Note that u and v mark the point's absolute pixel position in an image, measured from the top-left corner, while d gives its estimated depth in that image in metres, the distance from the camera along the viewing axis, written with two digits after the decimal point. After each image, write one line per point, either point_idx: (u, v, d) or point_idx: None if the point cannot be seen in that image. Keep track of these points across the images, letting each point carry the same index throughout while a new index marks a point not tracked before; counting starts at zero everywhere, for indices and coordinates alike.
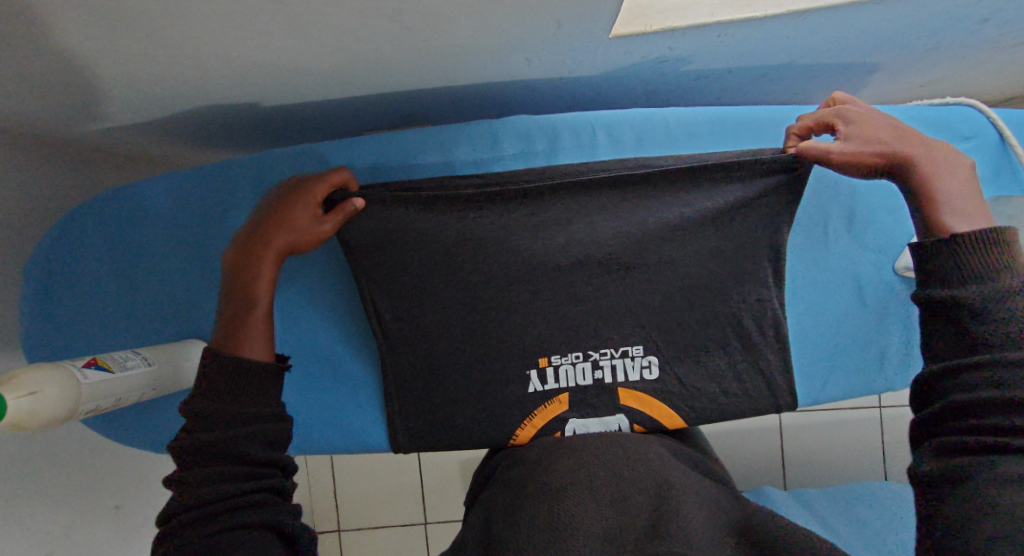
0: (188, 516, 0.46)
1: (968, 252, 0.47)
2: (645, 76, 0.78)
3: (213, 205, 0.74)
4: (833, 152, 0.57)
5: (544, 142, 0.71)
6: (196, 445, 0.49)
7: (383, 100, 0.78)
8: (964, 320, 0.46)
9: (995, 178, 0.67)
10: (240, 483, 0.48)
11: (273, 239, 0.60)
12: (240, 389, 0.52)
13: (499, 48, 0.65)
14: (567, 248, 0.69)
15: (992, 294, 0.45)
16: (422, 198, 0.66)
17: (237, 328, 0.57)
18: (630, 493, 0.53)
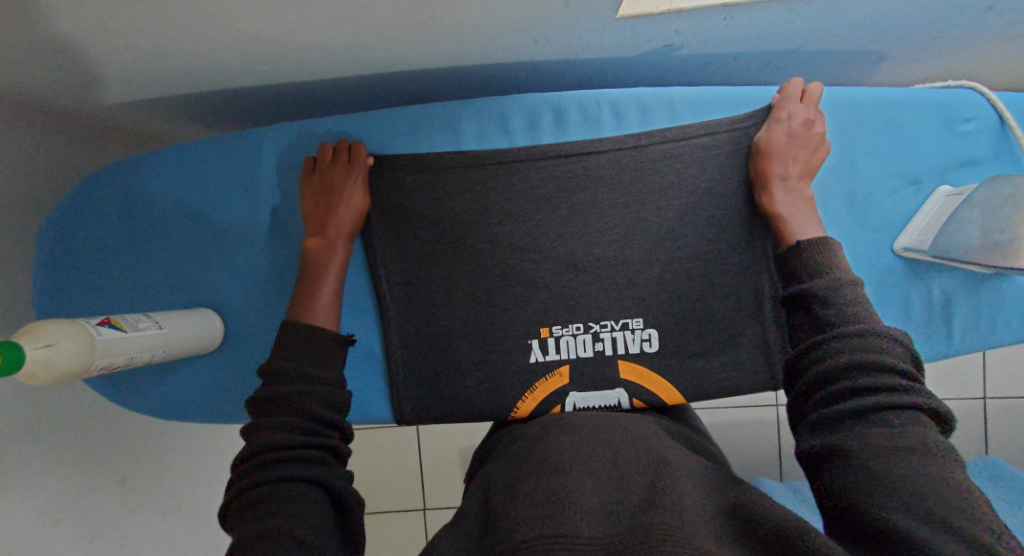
0: (256, 459, 0.50)
1: (811, 255, 0.57)
2: (650, 60, 0.79)
3: (222, 176, 0.75)
4: (780, 140, 0.66)
5: (551, 117, 0.72)
6: (273, 394, 0.54)
7: (390, 79, 0.79)
8: (814, 306, 0.53)
9: (997, 160, 0.67)
10: (303, 438, 0.52)
11: (337, 220, 0.69)
12: (313, 354, 0.58)
13: (508, 29, 0.66)
14: (568, 220, 0.72)
15: (831, 284, 0.53)
16: (427, 168, 0.72)
17: (308, 302, 0.64)
18: (629, 472, 0.53)
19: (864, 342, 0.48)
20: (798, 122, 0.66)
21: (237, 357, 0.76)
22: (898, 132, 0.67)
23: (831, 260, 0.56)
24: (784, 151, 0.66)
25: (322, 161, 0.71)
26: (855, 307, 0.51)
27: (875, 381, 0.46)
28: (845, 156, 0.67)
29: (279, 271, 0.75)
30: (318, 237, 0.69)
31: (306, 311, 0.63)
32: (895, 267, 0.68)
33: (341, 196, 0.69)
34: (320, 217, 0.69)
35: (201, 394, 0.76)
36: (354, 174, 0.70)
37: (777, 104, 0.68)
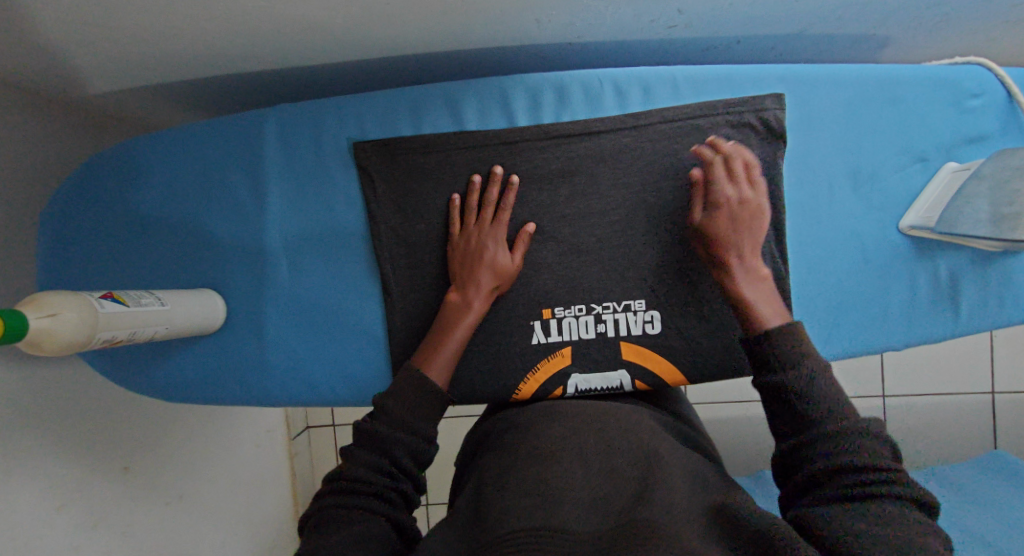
0: (342, 483, 0.53)
1: (786, 339, 0.54)
2: (653, 44, 0.79)
3: (223, 158, 0.75)
4: (721, 228, 0.65)
5: (552, 97, 0.71)
6: (368, 429, 0.54)
7: (390, 63, 0.79)
8: (792, 400, 0.50)
9: (1004, 137, 0.66)
10: (381, 479, 0.52)
11: (478, 275, 0.68)
12: (413, 405, 0.57)
13: (509, 9, 0.65)
14: (569, 200, 0.71)
15: (811, 376, 0.50)
16: (432, 148, 0.72)
17: (433, 350, 0.65)
18: (619, 465, 0.49)
19: (852, 439, 0.47)
20: (742, 195, 0.65)
21: (239, 340, 0.76)
22: (905, 109, 0.66)
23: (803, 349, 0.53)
24: (732, 234, 0.64)
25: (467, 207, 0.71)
26: (833, 397, 0.50)
27: (861, 478, 0.45)
28: (851, 134, 0.67)
29: (280, 254, 0.75)
30: (458, 291, 0.69)
31: (428, 357, 0.64)
32: (901, 245, 0.67)
33: (478, 250, 0.69)
34: (461, 269, 0.69)
35: (203, 376, 0.76)
36: (501, 229, 0.70)
37: (719, 174, 0.66)
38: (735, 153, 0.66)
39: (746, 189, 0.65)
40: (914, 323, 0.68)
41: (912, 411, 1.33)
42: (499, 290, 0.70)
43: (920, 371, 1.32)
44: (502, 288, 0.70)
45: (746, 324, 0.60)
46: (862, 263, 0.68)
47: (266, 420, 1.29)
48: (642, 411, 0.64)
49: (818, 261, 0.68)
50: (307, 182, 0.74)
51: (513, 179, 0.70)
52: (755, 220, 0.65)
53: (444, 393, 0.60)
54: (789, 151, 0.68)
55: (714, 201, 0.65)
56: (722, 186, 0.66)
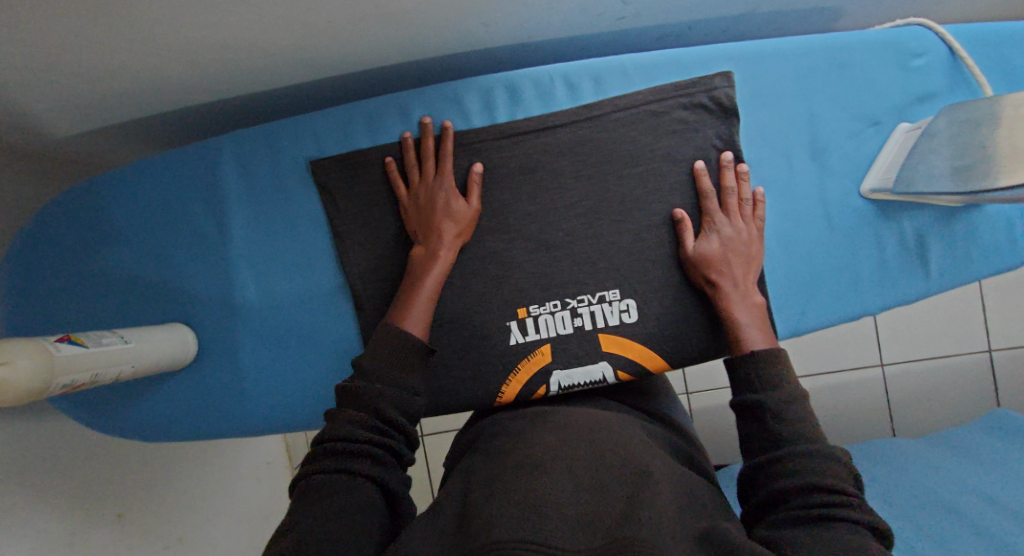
0: (331, 445, 0.51)
1: (766, 366, 0.57)
2: (606, 38, 0.79)
3: (184, 190, 0.74)
4: (715, 253, 0.65)
5: (504, 97, 0.71)
6: (353, 388, 0.53)
7: (346, 81, 0.79)
8: (767, 419, 0.52)
9: (952, 92, 0.65)
10: (371, 435, 0.51)
11: (438, 225, 0.67)
12: (390, 357, 0.56)
13: (452, 15, 0.65)
14: (533, 198, 0.71)
15: (787, 398, 0.53)
16: (392, 158, 0.71)
17: (402, 306, 0.63)
18: (610, 481, 0.48)
19: (816, 461, 0.47)
20: (736, 227, 0.66)
21: (217, 370, 0.75)
22: (849, 76, 0.66)
23: (775, 374, 0.56)
24: (723, 264, 0.65)
25: (410, 162, 0.70)
26: (804, 424, 0.51)
27: (827, 494, 0.45)
28: (801, 105, 0.67)
29: (249, 280, 0.74)
30: (422, 245, 0.68)
31: (400, 312, 0.62)
32: (865, 210, 0.67)
33: (433, 201, 0.68)
34: (420, 224, 0.68)
35: (184, 411, 0.75)
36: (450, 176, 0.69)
37: (713, 207, 0.67)
38: (734, 187, 0.67)
39: (742, 215, 0.66)
40: (886, 285, 0.68)
41: (909, 377, 1.33)
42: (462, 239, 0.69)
43: (909, 336, 1.33)
44: (465, 236, 0.69)
45: (736, 343, 0.61)
46: (830, 231, 0.68)
47: (267, 453, 1.26)
48: (633, 421, 0.63)
49: (786, 234, 0.68)
50: (271, 205, 0.73)
51: (445, 124, 0.69)
52: (751, 245, 0.66)
53: (421, 337, 0.59)
54: (744, 128, 0.68)
55: (710, 228, 0.66)
56: (719, 214, 0.67)
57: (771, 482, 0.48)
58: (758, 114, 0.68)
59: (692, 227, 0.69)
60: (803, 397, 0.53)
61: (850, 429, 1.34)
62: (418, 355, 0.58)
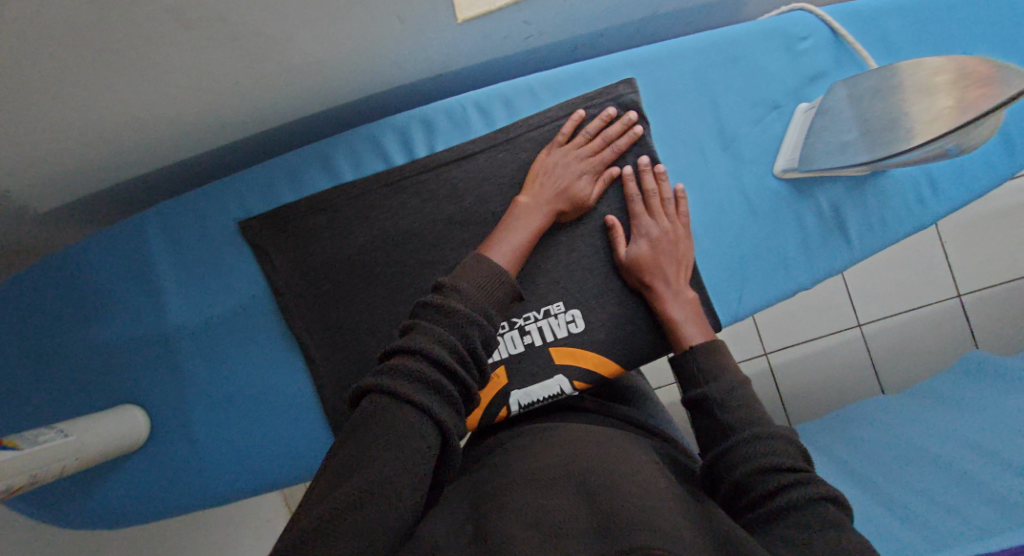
0: (403, 361, 0.43)
1: (702, 357, 0.58)
2: (518, 57, 0.80)
3: (115, 270, 0.74)
4: (645, 255, 0.66)
5: (420, 131, 0.72)
6: (440, 304, 0.47)
7: (269, 138, 0.79)
8: (715, 411, 0.53)
9: (842, 68, 0.68)
10: (448, 366, 0.44)
11: (553, 184, 0.66)
12: (481, 285, 0.50)
13: (355, 62, 0.67)
14: (465, 224, 0.72)
15: (727, 388, 0.53)
16: (320, 207, 0.72)
17: (495, 241, 0.61)
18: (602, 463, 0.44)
19: (770, 443, 0.47)
20: (662, 226, 0.67)
21: (175, 445, 0.74)
22: (744, 66, 0.69)
23: (717, 363, 0.57)
24: (654, 265, 0.66)
25: (557, 136, 0.69)
26: (749, 409, 0.52)
27: (788, 475, 0.44)
28: (704, 100, 0.70)
29: (194, 349, 0.74)
30: (526, 196, 0.66)
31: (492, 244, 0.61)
32: (780, 189, 0.70)
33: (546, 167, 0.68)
34: (535, 180, 0.67)
35: (147, 490, 0.74)
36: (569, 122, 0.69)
37: (639, 209, 0.68)
38: (655, 188, 0.68)
39: (667, 216, 0.68)
40: (813, 258, 0.70)
41: (886, 332, 1.36)
42: (567, 200, 0.66)
43: (869, 296, 1.36)
44: (575, 200, 0.67)
45: (676, 336, 0.64)
46: (751, 215, 0.70)
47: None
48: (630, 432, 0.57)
49: (711, 223, 0.70)
50: (205, 272, 0.73)
51: (638, 131, 0.68)
52: (681, 243, 0.67)
53: (514, 280, 0.53)
54: (654, 128, 0.70)
55: (637, 230, 0.67)
56: (645, 215, 0.68)
57: (730, 472, 0.47)
58: (666, 115, 0.70)
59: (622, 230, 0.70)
60: (743, 384, 0.54)
61: (835, 394, 1.36)
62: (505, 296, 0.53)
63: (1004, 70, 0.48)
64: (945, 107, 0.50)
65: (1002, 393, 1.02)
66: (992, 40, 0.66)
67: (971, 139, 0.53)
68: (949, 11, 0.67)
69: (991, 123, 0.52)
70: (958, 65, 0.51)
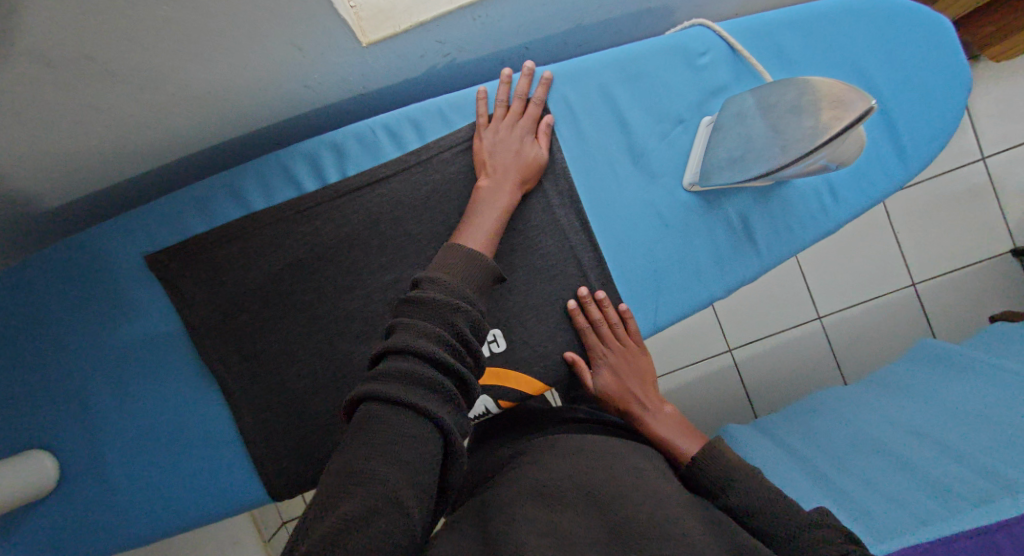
0: (394, 360, 0.43)
1: (710, 463, 0.59)
2: (441, 75, 0.78)
3: (20, 310, 0.71)
4: (615, 390, 0.70)
5: (330, 156, 0.71)
6: (420, 296, 0.45)
7: (188, 165, 0.77)
8: (744, 520, 0.53)
9: (742, 82, 0.70)
10: (438, 361, 0.42)
11: (507, 163, 0.66)
12: (461, 274, 0.49)
13: (257, 90, 0.66)
14: (382, 248, 0.71)
15: (739, 495, 0.54)
16: (232, 237, 0.70)
17: (467, 228, 0.61)
18: (604, 501, 0.47)
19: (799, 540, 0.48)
20: (616, 350, 0.70)
21: (92, 487, 0.72)
22: (647, 82, 0.70)
23: (722, 463, 0.58)
24: (622, 391, 0.70)
25: (479, 117, 0.68)
26: (770, 499, 0.52)
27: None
28: (611, 116, 0.70)
29: (107, 388, 0.71)
30: (486, 179, 0.65)
31: (464, 232, 0.60)
32: (691, 202, 0.70)
33: (499, 140, 0.66)
34: (485, 160, 0.66)
35: (65, 534, 0.72)
36: (502, 90, 0.67)
37: (593, 339, 0.69)
38: (601, 317, 0.69)
39: (619, 339, 0.70)
40: (727, 268, 0.71)
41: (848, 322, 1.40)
42: (525, 173, 0.66)
43: (819, 289, 1.39)
44: (530, 169, 0.66)
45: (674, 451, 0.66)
46: (663, 229, 0.71)
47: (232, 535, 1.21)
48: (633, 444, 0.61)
49: (625, 238, 0.71)
50: (114, 310, 0.71)
51: (546, 74, 0.68)
52: (639, 359, 0.71)
53: (494, 262, 0.52)
54: (564, 145, 0.71)
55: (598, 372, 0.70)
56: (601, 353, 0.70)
57: None
58: (576, 131, 0.71)
59: (538, 250, 0.70)
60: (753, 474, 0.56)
61: (793, 389, 1.38)
62: (489, 279, 0.51)
63: (852, 93, 0.52)
64: (810, 127, 0.54)
65: (943, 385, 1.04)
66: (882, 51, 0.68)
67: (842, 151, 0.58)
68: (840, 24, 0.69)
69: (854, 136, 0.57)
70: (817, 85, 0.55)
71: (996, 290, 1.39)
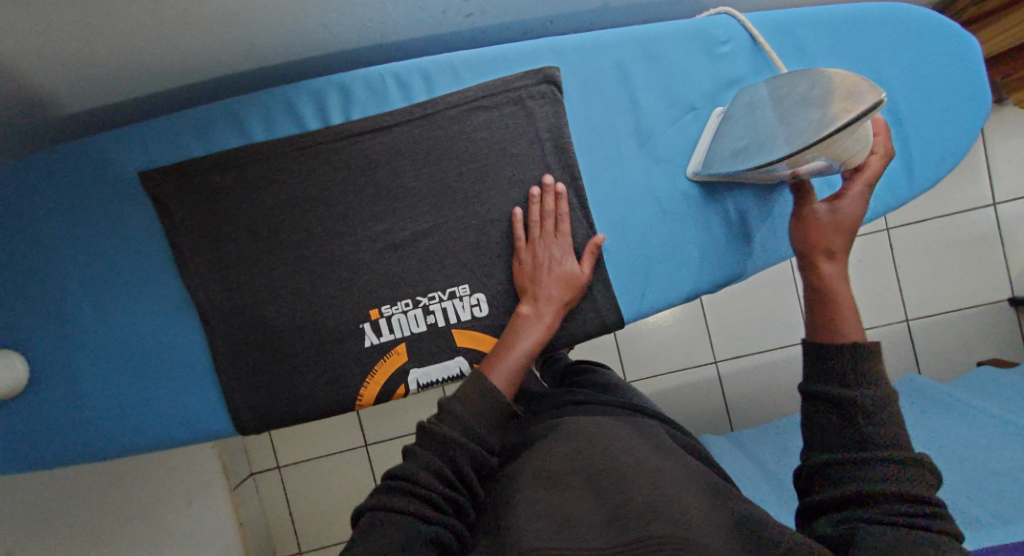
0: (401, 484, 0.49)
1: (853, 360, 0.51)
2: (461, 35, 0.77)
3: (9, 211, 0.70)
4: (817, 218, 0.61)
5: (336, 97, 0.70)
6: (431, 427, 0.52)
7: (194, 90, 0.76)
8: (854, 418, 0.48)
9: (760, 76, 0.70)
10: (439, 486, 0.49)
11: (546, 285, 0.66)
12: (476, 405, 0.54)
13: (275, 22, 0.64)
14: (376, 197, 0.71)
15: (876, 400, 0.48)
16: (228, 165, 0.70)
17: (501, 356, 0.62)
18: (608, 485, 0.49)
19: (893, 470, 0.45)
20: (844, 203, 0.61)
21: (60, 395, 0.72)
22: (664, 64, 0.69)
23: (877, 367, 0.50)
24: (822, 237, 0.60)
25: (517, 240, 0.69)
26: (897, 426, 0.48)
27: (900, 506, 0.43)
28: (623, 94, 0.70)
29: (88, 299, 0.72)
30: (529, 304, 0.66)
31: (497, 366, 0.61)
32: (691, 192, 0.70)
33: (538, 269, 0.67)
34: (528, 287, 0.67)
35: (27, 438, 0.72)
36: (533, 209, 0.68)
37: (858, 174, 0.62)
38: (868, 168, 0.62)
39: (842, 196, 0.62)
40: (719, 262, 0.72)
41: None
42: (567, 302, 0.67)
43: None
44: (571, 297, 0.67)
45: (828, 334, 0.54)
46: (660, 215, 0.71)
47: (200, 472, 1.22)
48: (634, 421, 0.61)
49: (621, 219, 0.71)
50: (103, 223, 0.71)
51: (560, 187, 0.68)
52: (848, 219, 0.61)
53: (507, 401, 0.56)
54: (572, 118, 0.70)
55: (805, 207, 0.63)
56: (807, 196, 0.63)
57: (846, 477, 0.47)
58: (585, 105, 0.70)
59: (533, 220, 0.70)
60: (887, 393, 0.49)
61: (769, 404, 1.40)
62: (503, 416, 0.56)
63: (865, 86, 0.51)
64: (818, 119, 0.53)
65: (930, 422, 1.04)
66: (902, 68, 0.69)
67: (842, 147, 0.59)
68: (865, 30, 0.68)
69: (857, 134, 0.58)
70: (830, 78, 0.55)
71: (984, 335, 1.40)
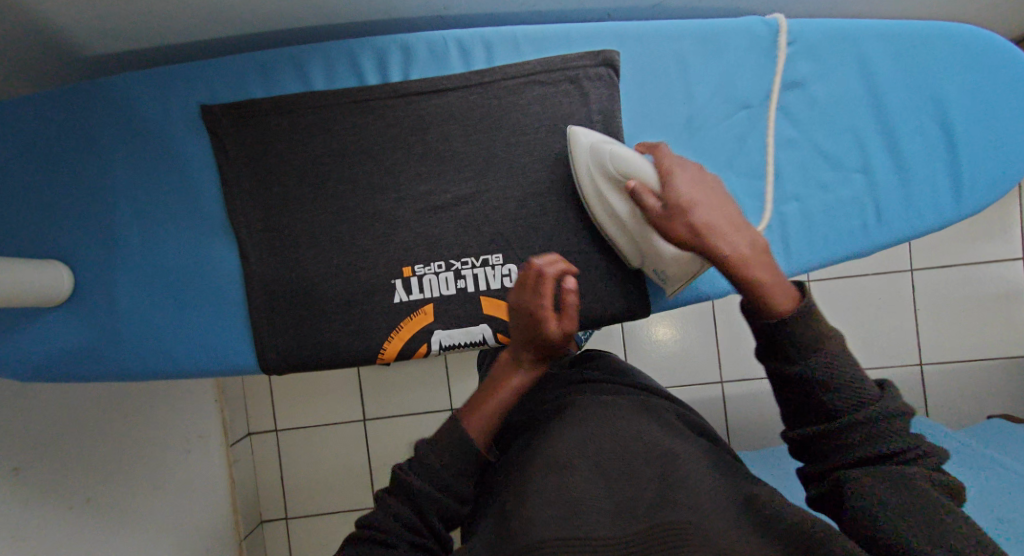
0: (368, 529, 0.47)
1: (804, 326, 0.45)
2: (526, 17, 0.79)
3: (75, 133, 0.73)
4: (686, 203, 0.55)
5: (398, 56, 0.72)
6: (399, 471, 0.49)
7: (260, 46, 0.77)
8: (813, 392, 0.45)
9: (818, 82, 0.71)
10: (403, 531, 0.46)
11: (526, 329, 0.59)
12: (452, 446, 0.50)
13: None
14: (424, 158, 0.72)
15: (830, 365, 0.44)
16: (285, 109, 0.72)
17: (474, 403, 0.56)
18: (618, 474, 0.48)
19: (869, 429, 0.43)
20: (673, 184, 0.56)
21: (97, 313, 0.74)
22: (724, 59, 0.70)
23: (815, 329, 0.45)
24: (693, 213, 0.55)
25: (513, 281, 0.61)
26: (852, 377, 0.44)
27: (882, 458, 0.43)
28: (679, 85, 0.71)
29: (136, 225, 0.74)
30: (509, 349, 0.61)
31: (469, 409, 0.56)
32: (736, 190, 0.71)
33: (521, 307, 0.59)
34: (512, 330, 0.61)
35: (59, 351, 0.75)
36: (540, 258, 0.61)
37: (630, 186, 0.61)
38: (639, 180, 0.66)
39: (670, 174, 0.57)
40: None
41: None
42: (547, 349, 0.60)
43: None
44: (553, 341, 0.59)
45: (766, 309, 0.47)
46: None
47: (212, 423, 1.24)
48: (650, 407, 0.60)
49: None
50: (160, 153, 0.73)
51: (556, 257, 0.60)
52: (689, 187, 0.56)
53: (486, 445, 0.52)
54: (627, 103, 0.71)
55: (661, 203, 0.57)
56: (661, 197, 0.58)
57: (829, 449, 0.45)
58: (641, 91, 0.71)
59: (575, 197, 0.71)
60: (840, 345, 0.45)
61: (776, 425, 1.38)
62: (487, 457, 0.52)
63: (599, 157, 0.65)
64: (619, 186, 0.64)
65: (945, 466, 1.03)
66: (966, 94, 0.70)
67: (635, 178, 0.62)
68: (931, 50, 0.70)
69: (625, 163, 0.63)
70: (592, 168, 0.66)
71: (1005, 386, 1.38)
